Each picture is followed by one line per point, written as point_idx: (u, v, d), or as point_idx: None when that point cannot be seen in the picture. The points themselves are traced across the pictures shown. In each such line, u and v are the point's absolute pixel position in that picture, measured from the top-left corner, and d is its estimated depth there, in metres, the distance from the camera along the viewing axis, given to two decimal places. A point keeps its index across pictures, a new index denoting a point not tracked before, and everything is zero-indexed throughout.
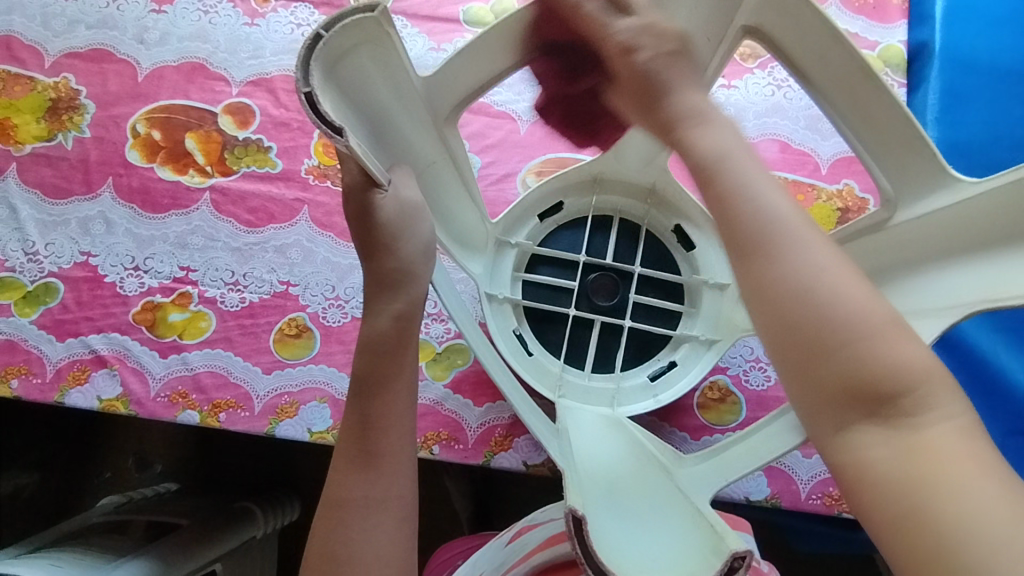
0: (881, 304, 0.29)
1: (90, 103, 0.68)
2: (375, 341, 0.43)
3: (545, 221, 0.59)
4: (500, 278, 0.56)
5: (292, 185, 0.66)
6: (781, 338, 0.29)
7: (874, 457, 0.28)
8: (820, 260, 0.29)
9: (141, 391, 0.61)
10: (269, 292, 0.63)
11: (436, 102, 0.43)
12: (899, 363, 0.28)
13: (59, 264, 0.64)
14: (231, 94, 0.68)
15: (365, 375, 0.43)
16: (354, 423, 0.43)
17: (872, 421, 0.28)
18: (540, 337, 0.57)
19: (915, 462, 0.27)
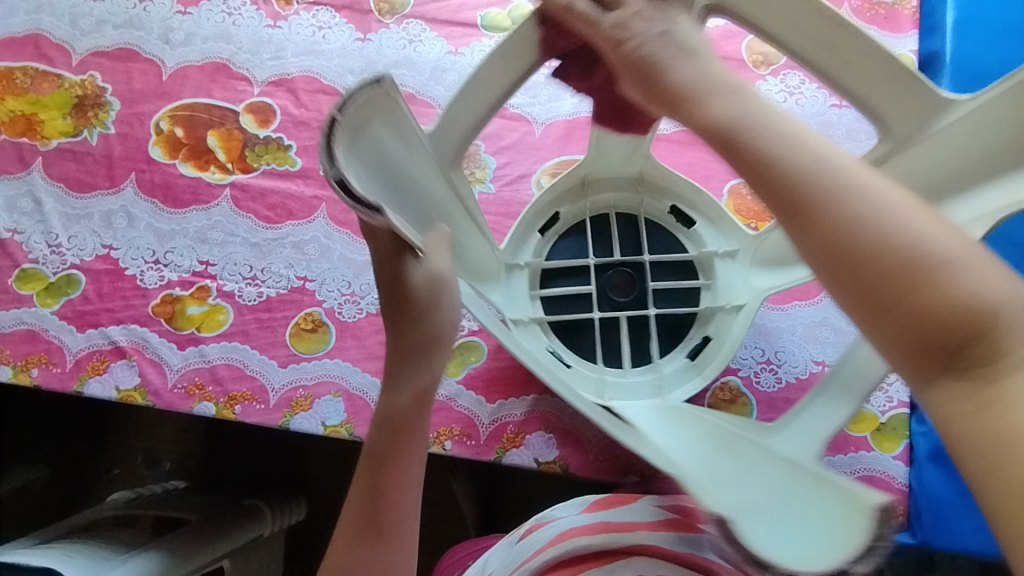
0: (965, 243, 0.24)
1: (116, 100, 0.70)
2: (406, 334, 0.43)
3: (548, 232, 0.59)
4: (521, 300, 0.56)
5: (311, 183, 0.67)
6: (847, 292, 0.25)
7: (954, 414, 0.23)
8: (888, 200, 0.25)
9: (158, 382, 0.61)
10: (287, 287, 0.64)
11: (441, 148, 0.44)
12: (982, 297, 0.23)
13: (81, 256, 0.65)
14: (253, 94, 0.70)
15: (393, 413, 0.43)
16: (373, 459, 0.43)
17: (951, 373, 0.23)
18: (572, 345, 0.58)
19: (1000, 415, 0.23)
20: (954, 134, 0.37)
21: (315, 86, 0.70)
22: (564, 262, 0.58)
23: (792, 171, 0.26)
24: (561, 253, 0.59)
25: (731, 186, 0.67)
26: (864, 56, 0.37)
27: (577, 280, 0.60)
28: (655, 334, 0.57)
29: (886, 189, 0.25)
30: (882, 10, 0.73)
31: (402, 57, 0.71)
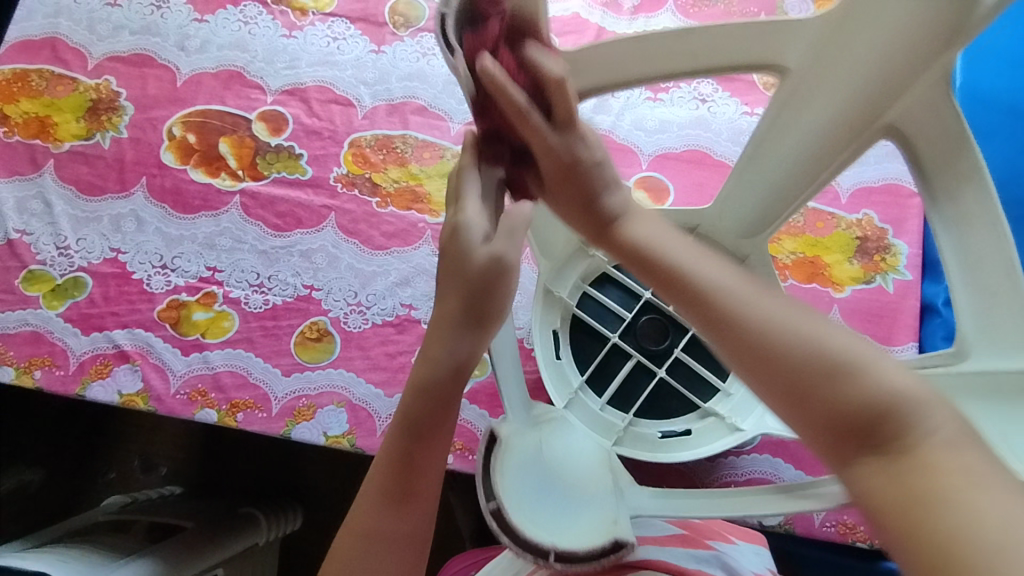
0: (829, 326, 0.28)
1: (130, 105, 0.70)
2: (432, 385, 0.36)
3: (558, 352, 0.61)
4: (600, 423, 0.59)
5: (321, 192, 0.67)
6: (762, 383, 0.28)
7: (876, 486, 0.25)
8: (767, 304, 0.29)
9: (160, 388, 0.61)
10: (293, 295, 0.64)
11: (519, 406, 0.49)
12: (873, 379, 0.26)
13: (89, 259, 0.65)
14: (266, 102, 0.70)
15: (418, 421, 0.36)
16: (393, 460, 0.36)
17: (867, 448, 0.26)
18: (664, 412, 0.61)
19: (915, 477, 0.24)
20: (830, 60, 0.39)
21: (328, 97, 0.70)
22: (594, 363, 0.61)
23: (723, 305, 0.29)
24: (581, 362, 0.62)
25: None
26: (701, 46, 0.41)
27: (618, 363, 0.63)
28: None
29: (758, 290, 0.30)
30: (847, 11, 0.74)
31: (415, 70, 0.72)
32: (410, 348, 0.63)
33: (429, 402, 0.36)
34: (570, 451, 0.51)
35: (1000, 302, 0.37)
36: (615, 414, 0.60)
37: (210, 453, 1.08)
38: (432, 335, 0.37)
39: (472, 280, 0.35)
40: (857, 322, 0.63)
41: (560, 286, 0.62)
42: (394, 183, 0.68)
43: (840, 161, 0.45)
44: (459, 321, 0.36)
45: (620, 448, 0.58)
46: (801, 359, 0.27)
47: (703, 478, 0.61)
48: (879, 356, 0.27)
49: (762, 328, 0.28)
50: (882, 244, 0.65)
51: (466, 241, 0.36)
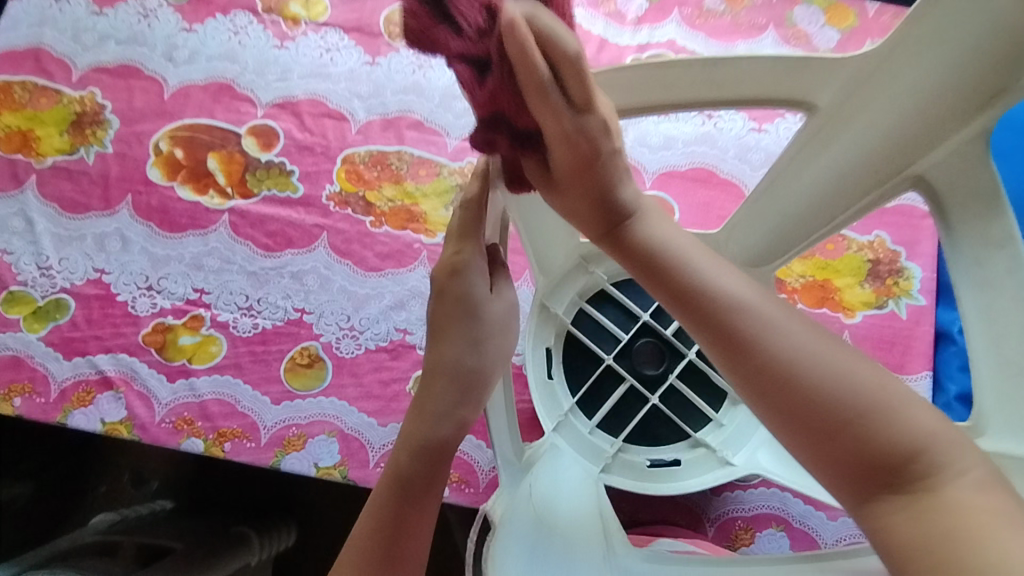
0: (855, 359, 0.29)
1: (115, 119, 0.68)
2: (431, 443, 0.34)
3: (550, 370, 0.59)
4: (588, 447, 0.57)
5: (313, 211, 0.65)
6: (784, 419, 0.29)
7: (900, 520, 0.27)
8: (798, 335, 0.30)
9: (145, 416, 0.59)
10: (283, 319, 0.62)
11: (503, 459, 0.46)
12: (899, 416, 0.28)
13: (72, 280, 0.62)
14: (256, 116, 0.68)
15: (410, 480, 0.33)
16: (379, 527, 0.32)
17: (892, 488, 0.27)
18: (653, 438, 0.59)
19: (941, 511, 0.26)
20: (865, 97, 0.39)
21: (321, 111, 0.68)
22: (586, 385, 0.59)
23: (748, 332, 0.30)
24: (573, 381, 0.60)
25: None
26: (728, 78, 0.40)
27: (610, 385, 0.60)
28: (707, 368, 0.58)
29: (793, 318, 0.31)
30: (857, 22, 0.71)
31: (411, 83, 0.69)
32: (404, 375, 0.61)
33: (428, 457, 0.34)
34: (556, 491, 0.48)
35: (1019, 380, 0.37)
36: (603, 438, 0.57)
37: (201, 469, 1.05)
38: (435, 377, 0.36)
39: (491, 321, 0.37)
40: (868, 349, 0.61)
41: (555, 304, 0.59)
42: (388, 201, 0.65)
43: (854, 210, 0.43)
44: (471, 363, 0.36)
45: (607, 475, 0.56)
46: (828, 394, 0.28)
47: (708, 513, 0.58)
48: (904, 391, 0.29)
49: (792, 361, 0.29)
50: (895, 267, 0.62)
51: (471, 284, 0.36)
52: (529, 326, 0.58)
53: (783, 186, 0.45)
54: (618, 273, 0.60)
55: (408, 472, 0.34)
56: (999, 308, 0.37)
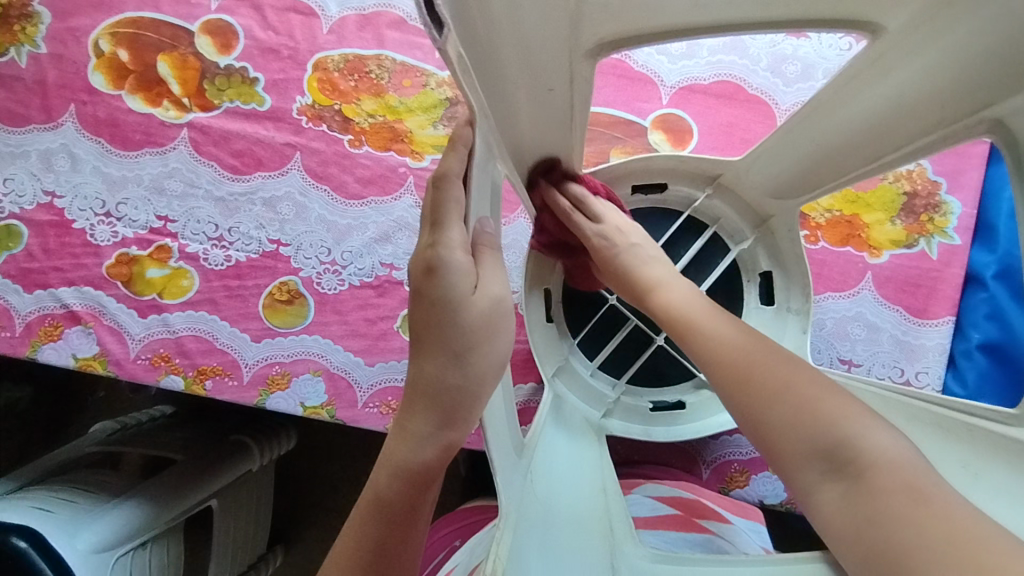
0: (804, 377, 0.33)
1: (45, 11, 0.58)
2: (411, 470, 0.29)
3: (549, 314, 0.55)
4: (588, 391, 0.54)
5: (283, 127, 0.57)
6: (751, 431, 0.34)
7: (836, 506, 0.29)
8: (750, 359, 0.35)
9: (119, 352, 0.56)
10: (258, 251, 0.57)
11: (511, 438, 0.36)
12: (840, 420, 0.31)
13: (21, 204, 0.56)
14: (210, 9, 0.58)
15: (393, 505, 0.29)
16: (364, 549, 0.29)
17: (835, 479, 0.30)
18: (659, 380, 0.57)
19: (874, 495, 0.28)
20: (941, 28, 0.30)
21: (285, 3, 0.58)
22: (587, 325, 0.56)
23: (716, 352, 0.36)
24: (573, 323, 0.57)
25: None
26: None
27: (613, 327, 0.57)
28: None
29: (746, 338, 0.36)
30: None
31: None
32: (391, 313, 0.57)
33: (412, 485, 0.29)
34: (563, 471, 0.41)
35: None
36: (604, 380, 0.55)
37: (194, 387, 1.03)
38: (415, 397, 0.30)
39: (473, 327, 0.29)
40: (891, 292, 0.56)
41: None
42: (369, 117, 0.57)
43: (905, 151, 0.37)
44: (453, 382, 0.29)
45: (608, 420, 0.53)
46: (783, 410, 0.32)
47: (703, 455, 0.57)
48: (851, 405, 0.32)
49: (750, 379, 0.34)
50: (932, 202, 0.57)
51: (451, 285, 0.28)
52: (527, 266, 0.54)
53: (828, 114, 0.40)
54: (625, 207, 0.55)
55: (389, 497, 0.29)
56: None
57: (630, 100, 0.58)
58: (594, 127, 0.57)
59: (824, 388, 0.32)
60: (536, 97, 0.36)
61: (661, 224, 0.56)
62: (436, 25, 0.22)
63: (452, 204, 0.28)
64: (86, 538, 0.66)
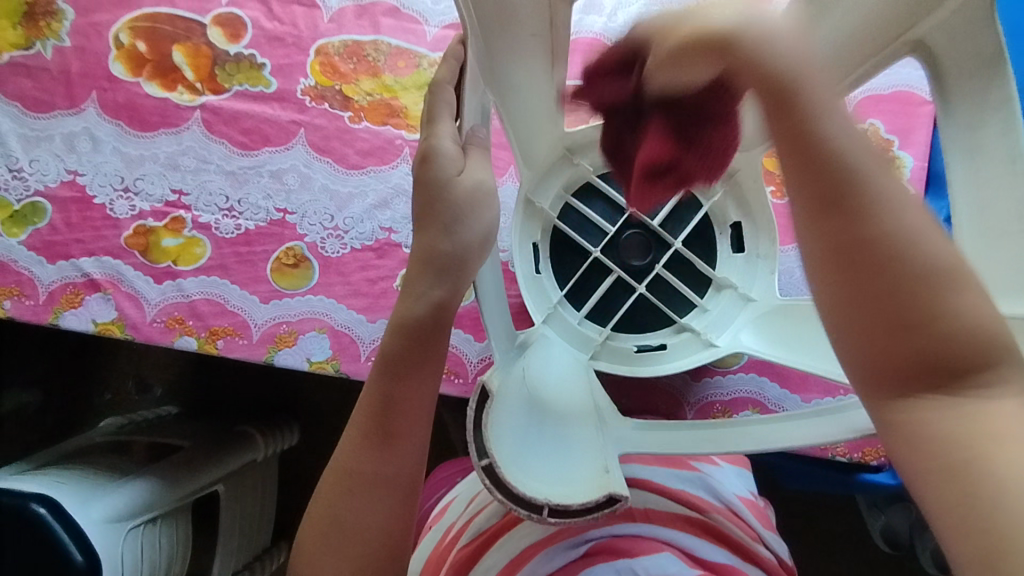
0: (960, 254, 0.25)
1: (69, 8, 0.63)
2: (411, 325, 0.38)
3: (538, 266, 0.59)
4: (575, 336, 0.57)
5: (287, 106, 0.62)
6: (850, 297, 0.25)
7: (937, 424, 0.24)
8: (900, 205, 0.25)
9: (136, 316, 0.59)
10: (266, 220, 0.61)
11: (505, 328, 0.44)
12: (980, 324, 0.24)
13: (45, 182, 0.61)
14: (221, 4, 0.64)
15: (397, 358, 0.38)
16: (375, 401, 0.39)
17: (941, 389, 0.25)
18: (642, 327, 0.60)
19: (979, 426, 0.24)
20: None
21: None
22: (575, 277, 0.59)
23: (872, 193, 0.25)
24: (562, 276, 0.60)
25: None
26: None
27: (597, 278, 0.61)
28: (693, 257, 0.58)
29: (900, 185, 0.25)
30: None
31: None
32: (391, 274, 0.61)
33: (413, 339, 0.38)
34: (547, 367, 0.49)
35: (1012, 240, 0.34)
36: (592, 327, 0.58)
37: (202, 367, 1.04)
38: (417, 262, 0.39)
39: (458, 201, 0.38)
40: None
41: (540, 197, 0.59)
42: (367, 96, 0.63)
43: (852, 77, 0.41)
44: (446, 248, 0.38)
45: (594, 361, 0.57)
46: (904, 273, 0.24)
47: (687, 397, 0.61)
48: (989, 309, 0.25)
49: (893, 239, 0.24)
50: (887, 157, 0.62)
51: (440, 167, 0.37)
52: (516, 221, 0.58)
53: None
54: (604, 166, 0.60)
55: (392, 352, 0.39)
56: (987, 177, 0.35)
57: None
58: None
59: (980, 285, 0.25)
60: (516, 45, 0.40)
61: None
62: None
63: (443, 103, 0.39)
64: (102, 509, 0.68)
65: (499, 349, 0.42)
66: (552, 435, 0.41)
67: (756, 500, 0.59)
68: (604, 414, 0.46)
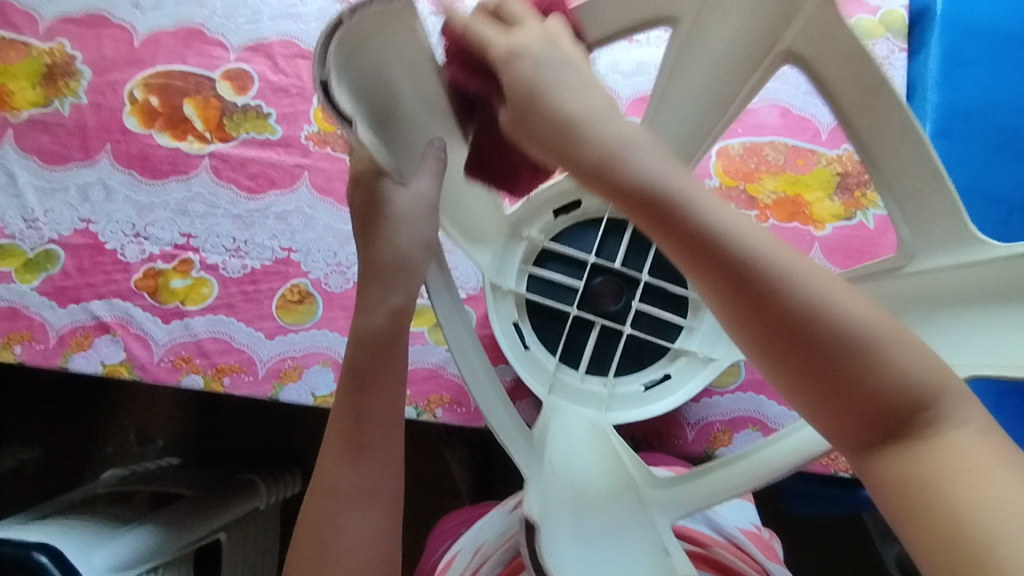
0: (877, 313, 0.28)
1: (87, 69, 0.67)
2: (370, 334, 0.41)
3: (525, 341, 0.58)
4: (583, 397, 0.55)
5: (292, 151, 0.66)
6: (791, 379, 0.28)
7: (902, 475, 0.27)
8: (810, 279, 0.28)
9: (144, 357, 0.61)
10: (271, 258, 0.63)
11: (504, 413, 0.43)
12: (905, 373, 0.27)
13: (59, 230, 0.63)
14: (229, 60, 0.68)
15: (361, 369, 0.41)
16: (346, 415, 0.41)
17: (897, 440, 0.27)
18: (638, 363, 0.59)
19: (936, 466, 0.26)
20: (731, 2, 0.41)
21: (294, 51, 0.68)
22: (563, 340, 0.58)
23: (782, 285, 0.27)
24: (548, 342, 0.59)
25: (720, 147, 0.66)
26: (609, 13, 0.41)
27: (585, 333, 0.59)
28: (665, 283, 0.58)
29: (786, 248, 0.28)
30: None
31: None
32: None
33: (376, 349, 0.41)
34: (565, 449, 0.48)
35: (928, 200, 0.39)
36: (596, 380, 0.57)
37: (206, 410, 1.03)
38: (376, 341, 0.41)
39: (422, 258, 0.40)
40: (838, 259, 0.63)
41: (505, 278, 0.57)
42: None
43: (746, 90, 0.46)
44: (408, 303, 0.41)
45: (610, 415, 0.55)
46: (850, 359, 0.27)
47: (687, 418, 0.61)
48: (917, 353, 0.28)
49: (811, 313, 0.27)
50: (863, 180, 0.65)
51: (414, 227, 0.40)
52: (489, 308, 0.56)
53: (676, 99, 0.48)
54: (552, 230, 0.60)
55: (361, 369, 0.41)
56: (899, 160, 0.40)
57: None
58: None
59: (902, 332, 0.28)
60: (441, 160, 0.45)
61: (589, 233, 0.60)
62: (342, 120, 0.33)
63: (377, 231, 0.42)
64: (103, 556, 0.66)
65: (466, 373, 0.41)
66: (589, 515, 0.42)
67: (758, 532, 0.62)
68: (632, 474, 0.46)
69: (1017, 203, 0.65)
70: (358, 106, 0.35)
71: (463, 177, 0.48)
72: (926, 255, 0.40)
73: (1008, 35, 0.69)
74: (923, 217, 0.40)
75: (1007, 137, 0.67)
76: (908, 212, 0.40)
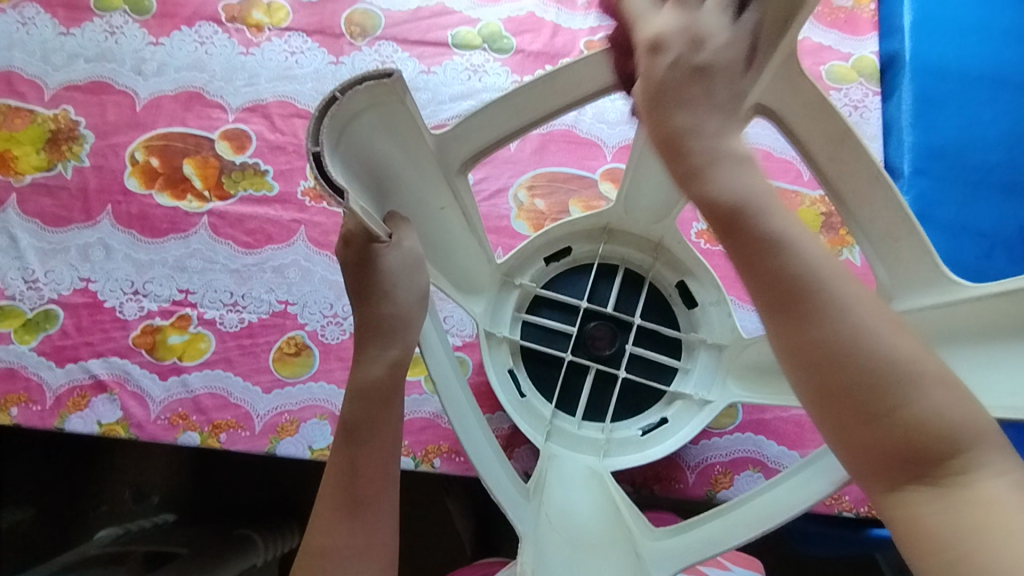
0: (920, 351, 0.30)
1: (89, 133, 0.69)
2: (368, 388, 0.41)
3: (520, 389, 0.58)
4: (580, 443, 0.56)
5: (289, 207, 0.67)
6: (833, 400, 0.29)
7: (924, 515, 0.29)
8: (863, 314, 0.30)
9: (141, 414, 0.61)
10: (268, 312, 0.64)
11: (497, 463, 0.44)
12: (946, 417, 0.29)
13: (59, 290, 0.64)
14: (227, 121, 0.70)
15: (356, 423, 0.41)
16: (341, 469, 0.41)
17: (923, 481, 0.29)
18: (635, 409, 0.59)
19: (968, 511, 0.28)
20: None
21: (290, 111, 0.71)
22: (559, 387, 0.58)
23: (840, 319, 0.30)
24: (544, 389, 0.59)
25: None
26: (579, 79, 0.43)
27: (580, 379, 0.59)
28: (656, 325, 0.59)
29: (849, 284, 0.30)
30: (842, 14, 0.74)
31: None
32: None
33: (371, 402, 0.41)
34: (560, 495, 0.49)
35: (900, 247, 0.41)
36: (592, 426, 0.57)
37: (202, 466, 1.01)
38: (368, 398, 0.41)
39: (412, 311, 0.41)
40: None
41: (499, 326, 0.58)
42: None
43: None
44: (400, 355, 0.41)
45: (608, 460, 0.56)
46: (887, 395, 0.29)
47: (687, 461, 0.61)
48: (959, 403, 0.29)
49: (852, 343, 0.29)
50: None
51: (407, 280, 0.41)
52: (484, 357, 0.56)
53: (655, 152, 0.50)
54: (543, 278, 0.60)
55: (354, 422, 0.41)
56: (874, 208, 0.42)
57: (581, 160, 0.69)
58: (553, 183, 0.68)
59: (946, 374, 0.30)
60: (428, 224, 0.46)
61: (580, 279, 0.61)
62: (335, 191, 0.33)
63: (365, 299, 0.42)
64: None
65: (458, 423, 0.42)
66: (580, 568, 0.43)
67: None
68: (630, 526, 0.46)
69: (997, 237, 0.67)
70: (349, 178, 0.35)
71: (453, 235, 0.49)
72: (904, 296, 0.42)
73: (975, 77, 0.71)
74: (897, 260, 0.42)
75: (984, 175, 0.69)
76: (883, 255, 0.43)
